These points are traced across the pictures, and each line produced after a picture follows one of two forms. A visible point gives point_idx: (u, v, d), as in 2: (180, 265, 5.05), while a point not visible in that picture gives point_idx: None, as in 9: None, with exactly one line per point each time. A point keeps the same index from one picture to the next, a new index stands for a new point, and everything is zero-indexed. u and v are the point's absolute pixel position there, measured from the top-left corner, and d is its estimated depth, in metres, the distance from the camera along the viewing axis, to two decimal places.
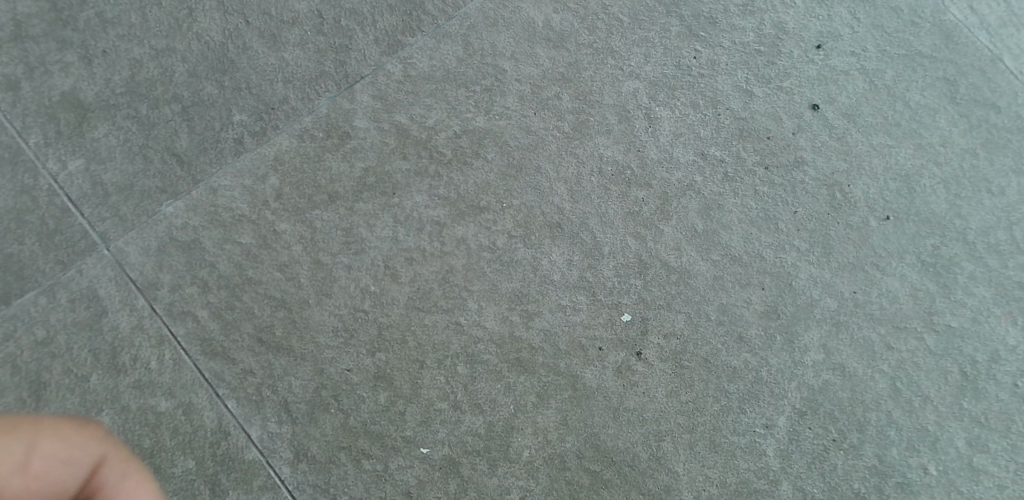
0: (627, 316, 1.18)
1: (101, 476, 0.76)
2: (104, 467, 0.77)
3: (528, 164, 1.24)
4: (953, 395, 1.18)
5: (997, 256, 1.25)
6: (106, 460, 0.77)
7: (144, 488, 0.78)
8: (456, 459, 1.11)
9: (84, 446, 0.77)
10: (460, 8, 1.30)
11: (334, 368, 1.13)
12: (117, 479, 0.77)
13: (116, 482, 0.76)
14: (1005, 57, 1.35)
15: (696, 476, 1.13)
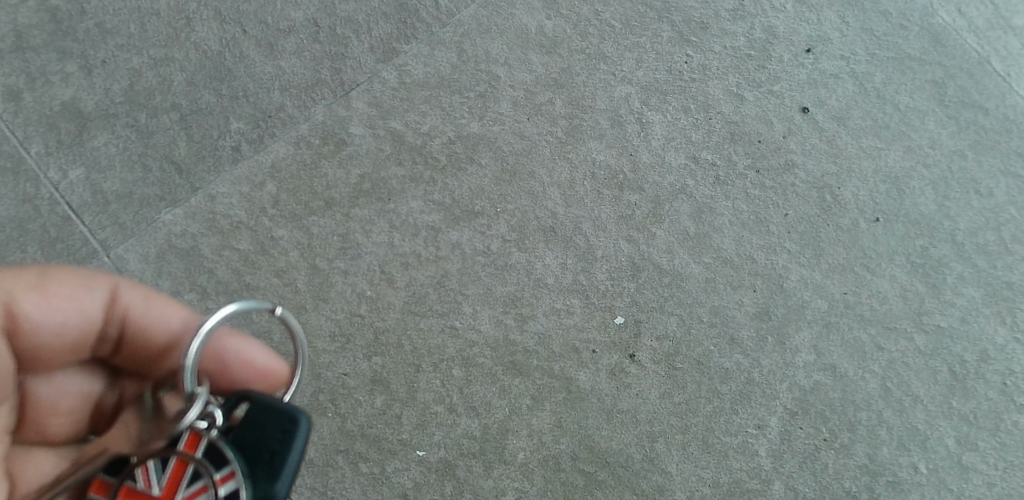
0: (621, 318, 1.20)
1: (122, 302, 0.85)
2: (121, 293, 0.85)
3: (522, 169, 1.25)
4: (943, 394, 1.20)
5: (985, 257, 1.26)
6: (120, 287, 0.85)
7: (165, 304, 0.87)
8: (452, 461, 1.13)
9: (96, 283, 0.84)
10: (454, 15, 1.32)
11: (332, 373, 1.14)
12: (140, 299, 0.86)
13: (141, 302, 0.86)
14: (993, 59, 1.37)
15: (690, 476, 1.14)
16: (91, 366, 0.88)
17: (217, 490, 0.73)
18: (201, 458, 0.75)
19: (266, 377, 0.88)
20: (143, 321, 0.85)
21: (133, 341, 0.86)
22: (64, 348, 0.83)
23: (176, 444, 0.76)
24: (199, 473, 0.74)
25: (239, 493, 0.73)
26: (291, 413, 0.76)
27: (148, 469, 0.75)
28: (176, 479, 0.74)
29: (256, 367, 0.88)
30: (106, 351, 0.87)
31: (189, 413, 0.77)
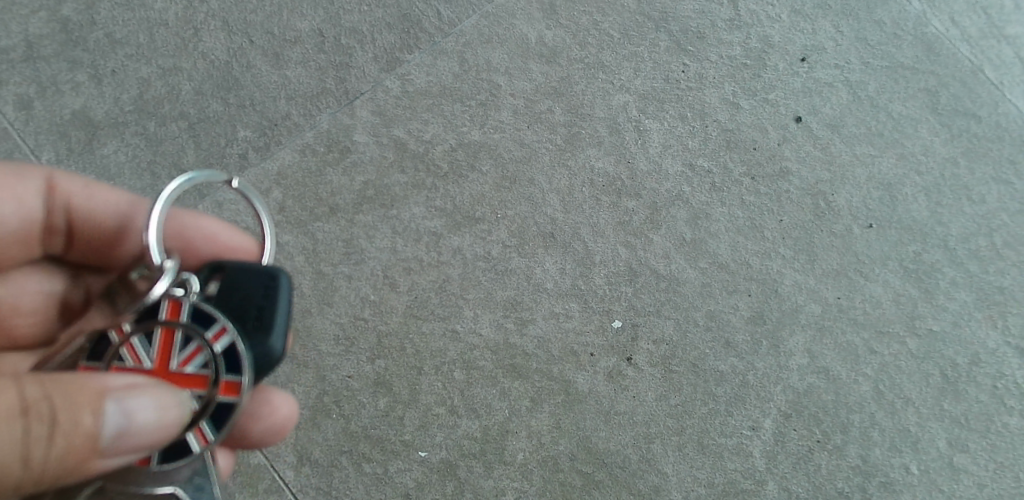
0: (618, 322, 1.22)
1: (61, 190, 0.93)
2: (58, 182, 0.93)
3: (522, 176, 1.28)
4: (935, 397, 1.22)
5: (977, 262, 1.29)
6: (56, 178, 0.93)
7: (102, 188, 0.96)
8: (453, 461, 1.15)
9: (29, 175, 0.92)
10: (456, 25, 1.35)
11: (336, 375, 1.17)
12: (79, 186, 0.94)
13: (81, 188, 0.94)
14: (985, 68, 1.39)
15: (686, 477, 1.17)
16: (48, 265, 0.97)
17: (211, 348, 0.74)
18: (187, 322, 0.76)
19: (230, 250, 0.94)
20: (86, 206, 0.94)
21: (82, 230, 0.94)
22: (11, 238, 0.91)
23: (158, 314, 0.76)
24: (189, 336, 0.74)
25: (235, 348, 0.75)
26: (269, 271, 0.81)
27: (134, 346, 0.75)
28: (165, 346, 0.74)
29: (218, 242, 0.94)
30: (60, 243, 0.96)
31: (164, 283, 0.77)
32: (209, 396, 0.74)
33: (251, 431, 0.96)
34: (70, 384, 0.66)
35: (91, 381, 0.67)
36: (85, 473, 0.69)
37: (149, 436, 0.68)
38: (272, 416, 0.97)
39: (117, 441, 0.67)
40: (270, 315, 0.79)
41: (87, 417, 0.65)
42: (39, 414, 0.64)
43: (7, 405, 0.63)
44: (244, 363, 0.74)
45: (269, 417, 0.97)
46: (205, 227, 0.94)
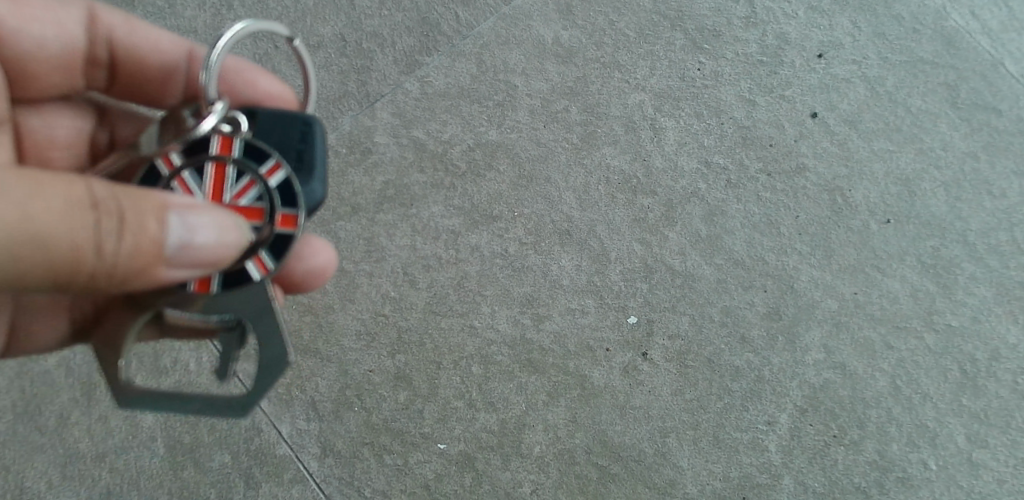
0: (634, 318, 1.24)
1: (104, 21, 0.90)
2: (99, 13, 0.90)
3: (538, 175, 1.30)
4: (953, 392, 1.22)
5: (998, 257, 1.28)
6: (98, 8, 0.90)
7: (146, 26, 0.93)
8: (472, 454, 1.18)
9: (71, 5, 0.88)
10: (474, 28, 1.37)
11: (358, 369, 1.21)
12: (122, 20, 0.91)
13: (123, 23, 0.91)
14: (1007, 61, 1.37)
15: (701, 471, 1.19)
16: (82, 106, 0.95)
17: (265, 182, 0.76)
18: (239, 157, 0.77)
19: (271, 99, 0.92)
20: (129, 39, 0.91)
21: (126, 66, 0.93)
22: (54, 67, 0.88)
23: (208, 151, 0.77)
24: (242, 171, 0.76)
25: (289, 184, 0.76)
26: (304, 117, 0.82)
27: (185, 179, 0.76)
28: (219, 180, 0.75)
29: (257, 89, 0.92)
30: (102, 77, 0.94)
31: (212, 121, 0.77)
32: (267, 227, 0.75)
33: (296, 271, 0.94)
34: (131, 191, 0.66)
35: (151, 193, 0.67)
36: (147, 282, 0.69)
37: (211, 254, 0.69)
38: (314, 257, 0.95)
39: (182, 255, 0.67)
40: (314, 162, 0.80)
41: (151, 223, 0.66)
42: (110, 209, 0.64)
43: (79, 198, 0.63)
44: (298, 196, 0.76)
45: (308, 258, 0.95)
46: (247, 76, 0.92)
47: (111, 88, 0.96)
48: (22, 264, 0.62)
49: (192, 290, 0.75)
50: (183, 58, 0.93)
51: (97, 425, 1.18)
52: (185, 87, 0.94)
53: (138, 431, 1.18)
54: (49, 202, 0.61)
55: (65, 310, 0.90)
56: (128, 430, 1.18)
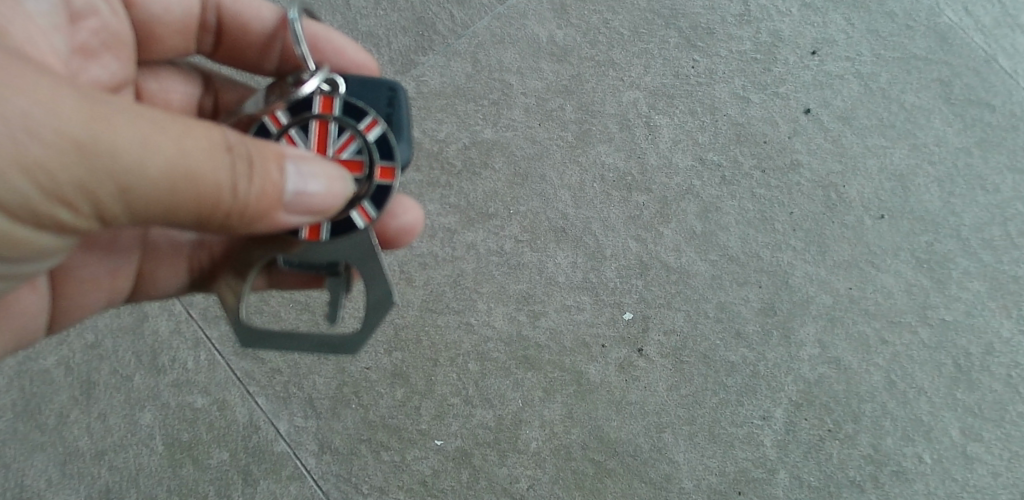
0: (629, 314, 1.25)
1: None
2: None
3: (533, 173, 1.31)
4: (947, 386, 1.22)
5: (991, 252, 1.28)
6: None
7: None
8: (469, 450, 1.19)
9: None
10: (468, 27, 1.37)
11: (355, 366, 1.21)
12: None
13: None
14: (1000, 57, 1.37)
15: (697, 465, 1.20)
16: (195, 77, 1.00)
17: (365, 137, 0.80)
18: (339, 116, 0.81)
19: (355, 67, 0.95)
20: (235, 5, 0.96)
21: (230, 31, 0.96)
22: (173, 29, 0.95)
23: (311, 109, 0.81)
24: (343, 127, 0.80)
25: (385, 139, 0.81)
26: (388, 83, 0.85)
27: (292, 137, 0.80)
28: (322, 136, 0.80)
29: (344, 57, 0.95)
30: (211, 42, 0.98)
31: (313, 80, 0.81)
32: (367, 179, 0.80)
33: (387, 227, 0.94)
34: (257, 142, 0.71)
35: (271, 145, 0.72)
36: (268, 226, 0.74)
37: (324, 202, 0.74)
38: (404, 215, 0.95)
39: (299, 200, 0.72)
40: (401, 119, 0.84)
41: (274, 170, 0.70)
42: (241, 153, 0.69)
43: (217, 140, 0.68)
44: (394, 149, 0.81)
45: (398, 217, 0.95)
46: (331, 39, 0.94)
47: (217, 54, 1.00)
48: (171, 199, 0.67)
49: (306, 238, 0.80)
50: (276, 24, 0.96)
51: (97, 423, 1.18)
52: (282, 54, 0.97)
53: (137, 429, 1.19)
54: (195, 144, 0.66)
55: (184, 257, 0.92)
56: (127, 429, 1.19)
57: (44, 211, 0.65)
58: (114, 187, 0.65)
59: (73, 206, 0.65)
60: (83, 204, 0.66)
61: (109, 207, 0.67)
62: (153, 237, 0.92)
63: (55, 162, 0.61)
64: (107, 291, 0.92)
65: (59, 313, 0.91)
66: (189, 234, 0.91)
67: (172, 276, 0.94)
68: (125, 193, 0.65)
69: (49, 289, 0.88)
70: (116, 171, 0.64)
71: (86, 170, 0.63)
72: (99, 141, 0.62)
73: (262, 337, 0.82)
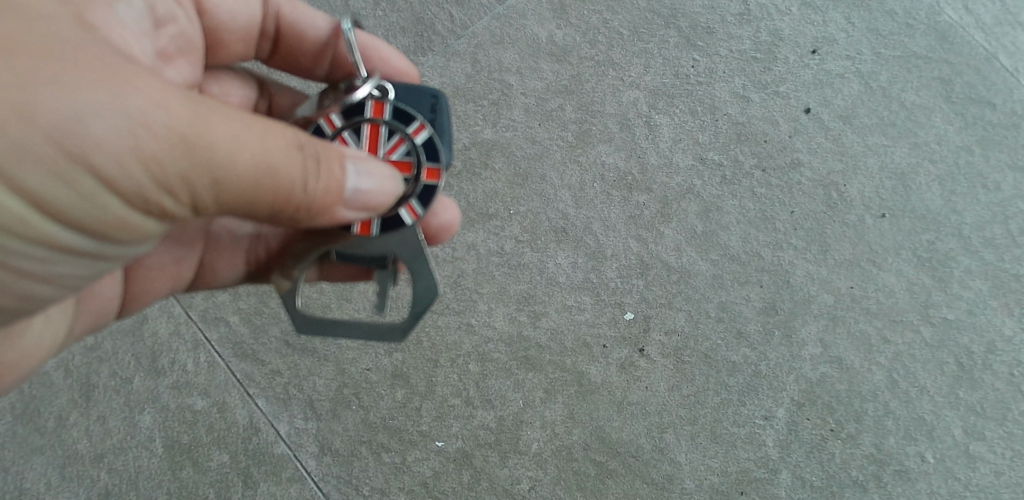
0: (630, 314, 1.24)
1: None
2: None
3: (534, 173, 1.30)
4: (950, 385, 1.22)
5: (993, 250, 1.28)
6: None
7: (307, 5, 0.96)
8: (470, 451, 1.19)
9: None
10: (468, 27, 1.37)
11: (355, 368, 1.21)
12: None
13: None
14: (1001, 55, 1.37)
15: (699, 466, 1.19)
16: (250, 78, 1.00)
17: (413, 140, 0.80)
18: (391, 120, 0.81)
19: (400, 75, 0.94)
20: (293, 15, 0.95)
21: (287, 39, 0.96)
22: (238, 36, 0.94)
23: (363, 113, 0.81)
24: (393, 130, 0.80)
25: (433, 143, 0.81)
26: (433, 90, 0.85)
27: (345, 139, 0.80)
28: (373, 139, 0.80)
29: (389, 66, 0.94)
30: (267, 49, 0.99)
31: (365, 86, 0.82)
32: (414, 181, 0.80)
33: (428, 225, 0.94)
34: (320, 143, 0.72)
35: (332, 146, 0.73)
36: (326, 223, 0.75)
37: (377, 199, 0.75)
38: (444, 212, 0.94)
39: (357, 196, 0.73)
40: (446, 122, 0.83)
41: (337, 168, 0.72)
42: (310, 150, 0.70)
43: (291, 137, 0.69)
44: (441, 152, 0.81)
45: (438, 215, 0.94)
46: (377, 49, 0.94)
47: (273, 59, 1.01)
48: (257, 193, 0.68)
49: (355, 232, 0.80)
50: (328, 34, 0.95)
51: (96, 426, 1.18)
52: (333, 62, 0.96)
53: (137, 431, 1.18)
54: (272, 140, 0.68)
55: (243, 250, 0.94)
56: (126, 431, 1.18)
57: (149, 204, 0.66)
58: (210, 180, 0.66)
59: (174, 198, 0.66)
60: (182, 197, 0.67)
61: (201, 199, 0.68)
62: (215, 229, 0.93)
63: (162, 154, 0.63)
64: (171, 282, 0.95)
65: (128, 301, 0.94)
66: (248, 228, 0.92)
67: (232, 268, 0.96)
68: (218, 186, 0.67)
69: (121, 279, 0.91)
70: (216, 164, 0.65)
71: (190, 162, 0.64)
72: (199, 135, 0.64)
73: (313, 326, 0.81)
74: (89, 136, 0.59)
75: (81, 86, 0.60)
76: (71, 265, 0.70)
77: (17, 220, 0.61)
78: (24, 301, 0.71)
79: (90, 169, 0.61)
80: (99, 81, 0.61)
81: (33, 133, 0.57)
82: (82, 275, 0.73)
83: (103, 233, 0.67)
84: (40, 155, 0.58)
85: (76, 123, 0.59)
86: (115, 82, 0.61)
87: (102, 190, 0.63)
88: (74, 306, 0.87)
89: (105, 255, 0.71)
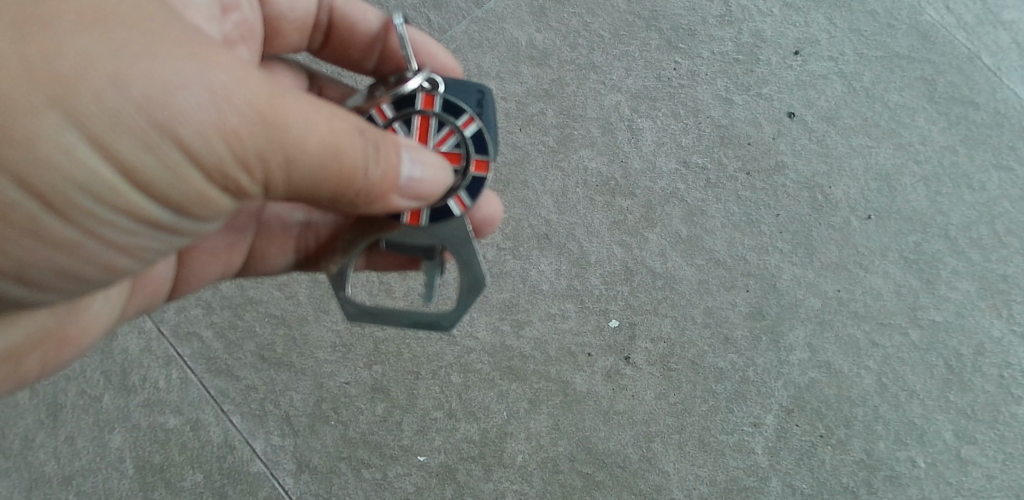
0: (616, 322, 1.22)
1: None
2: None
3: (515, 179, 1.27)
4: (940, 388, 1.20)
5: (979, 251, 1.27)
6: None
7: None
8: (452, 465, 1.16)
9: None
10: (446, 32, 1.34)
11: (334, 382, 1.18)
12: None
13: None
14: (984, 54, 1.36)
15: (687, 476, 1.17)
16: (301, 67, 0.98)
17: (463, 132, 0.77)
18: (441, 113, 0.77)
19: (448, 72, 0.92)
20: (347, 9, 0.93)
21: (339, 32, 0.95)
22: (294, 26, 0.94)
23: (412, 106, 0.77)
24: (442, 123, 0.77)
25: (483, 135, 0.78)
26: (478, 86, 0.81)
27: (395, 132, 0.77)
28: (423, 130, 0.77)
29: (436, 62, 0.91)
30: (319, 40, 0.97)
31: (415, 78, 0.78)
32: (463, 173, 0.77)
33: (472, 218, 0.91)
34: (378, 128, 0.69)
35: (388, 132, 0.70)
36: (382, 209, 0.71)
37: (428, 188, 0.71)
38: (487, 206, 0.92)
39: (412, 185, 0.70)
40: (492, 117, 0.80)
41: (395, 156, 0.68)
42: (371, 136, 0.67)
43: (355, 120, 0.66)
44: (490, 144, 0.78)
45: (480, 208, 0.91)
46: (426, 44, 0.92)
47: (323, 52, 0.99)
48: (324, 176, 0.65)
49: (406, 223, 0.77)
50: (379, 28, 0.94)
51: (64, 447, 1.14)
52: (384, 55, 0.95)
53: (106, 452, 1.14)
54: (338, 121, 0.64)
55: (294, 239, 0.90)
56: (96, 452, 1.14)
57: (226, 180, 0.63)
58: (283, 160, 0.63)
59: (249, 176, 0.63)
60: (256, 176, 0.63)
61: (273, 177, 0.64)
62: (267, 216, 0.91)
63: (241, 129, 0.60)
64: (221, 269, 0.91)
65: (180, 285, 0.90)
66: (299, 216, 0.89)
67: (282, 256, 0.92)
68: (289, 166, 0.63)
69: (175, 261, 0.87)
70: (292, 140, 0.62)
71: (266, 138, 0.61)
72: (275, 112, 0.61)
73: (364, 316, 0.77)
74: (172, 106, 0.56)
75: (165, 54, 0.56)
76: (150, 239, 0.67)
77: (101, 189, 0.58)
78: (100, 274, 0.67)
79: (173, 139, 0.57)
80: (183, 50, 0.57)
81: (122, 100, 0.55)
82: (155, 253, 0.69)
83: (184, 207, 0.63)
84: (128, 123, 0.56)
85: (161, 89, 0.56)
86: (203, 51, 0.58)
87: (185, 162, 0.59)
88: (130, 287, 0.83)
89: (179, 233, 0.68)
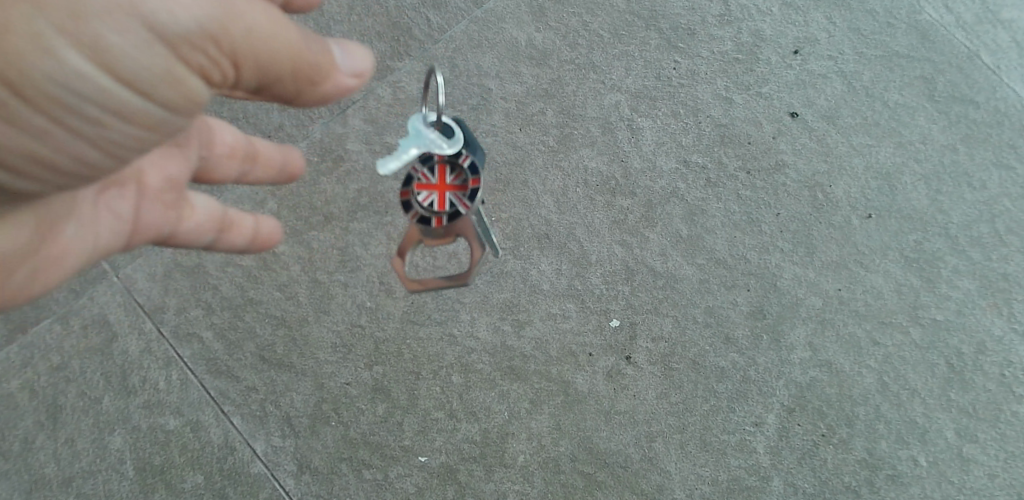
0: (616, 321, 1.22)
1: None
2: None
3: (515, 179, 1.27)
4: (941, 387, 1.20)
5: (980, 249, 1.27)
6: None
7: None
8: (453, 466, 1.15)
9: None
10: (446, 32, 1.34)
11: (334, 382, 1.17)
12: None
13: None
14: (983, 53, 1.36)
15: (689, 475, 1.16)
16: None
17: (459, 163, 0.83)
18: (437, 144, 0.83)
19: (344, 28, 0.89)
20: None
21: None
22: None
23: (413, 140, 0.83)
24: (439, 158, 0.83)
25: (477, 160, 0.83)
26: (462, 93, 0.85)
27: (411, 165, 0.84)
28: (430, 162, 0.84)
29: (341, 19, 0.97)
30: None
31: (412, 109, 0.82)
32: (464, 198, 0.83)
33: None
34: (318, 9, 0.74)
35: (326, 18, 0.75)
36: (334, 90, 0.77)
37: (362, 64, 0.78)
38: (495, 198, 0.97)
39: (347, 64, 0.76)
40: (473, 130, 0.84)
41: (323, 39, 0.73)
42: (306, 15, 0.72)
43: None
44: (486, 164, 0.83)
45: None
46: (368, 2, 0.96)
47: None
48: (279, 49, 0.68)
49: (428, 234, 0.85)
50: None
51: (64, 449, 1.13)
52: None
53: (106, 453, 1.14)
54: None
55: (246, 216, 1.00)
56: (95, 453, 1.13)
57: (194, 58, 0.65)
58: (243, 30, 0.65)
59: (215, 53, 0.66)
60: (223, 51, 0.66)
61: (243, 54, 0.67)
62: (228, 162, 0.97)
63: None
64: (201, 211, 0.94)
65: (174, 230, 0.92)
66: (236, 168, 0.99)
67: (249, 220, 0.99)
68: (250, 36, 0.66)
69: (165, 204, 0.90)
70: (256, 25, 0.66)
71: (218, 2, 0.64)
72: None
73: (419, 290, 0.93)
74: None
75: None
76: (127, 134, 0.69)
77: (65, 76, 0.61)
78: (76, 168, 0.70)
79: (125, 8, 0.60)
80: None
81: None
82: (133, 150, 0.72)
83: (153, 90, 0.66)
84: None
85: None
86: None
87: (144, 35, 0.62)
88: (120, 221, 0.86)
89: (161, 127, 0.70)
